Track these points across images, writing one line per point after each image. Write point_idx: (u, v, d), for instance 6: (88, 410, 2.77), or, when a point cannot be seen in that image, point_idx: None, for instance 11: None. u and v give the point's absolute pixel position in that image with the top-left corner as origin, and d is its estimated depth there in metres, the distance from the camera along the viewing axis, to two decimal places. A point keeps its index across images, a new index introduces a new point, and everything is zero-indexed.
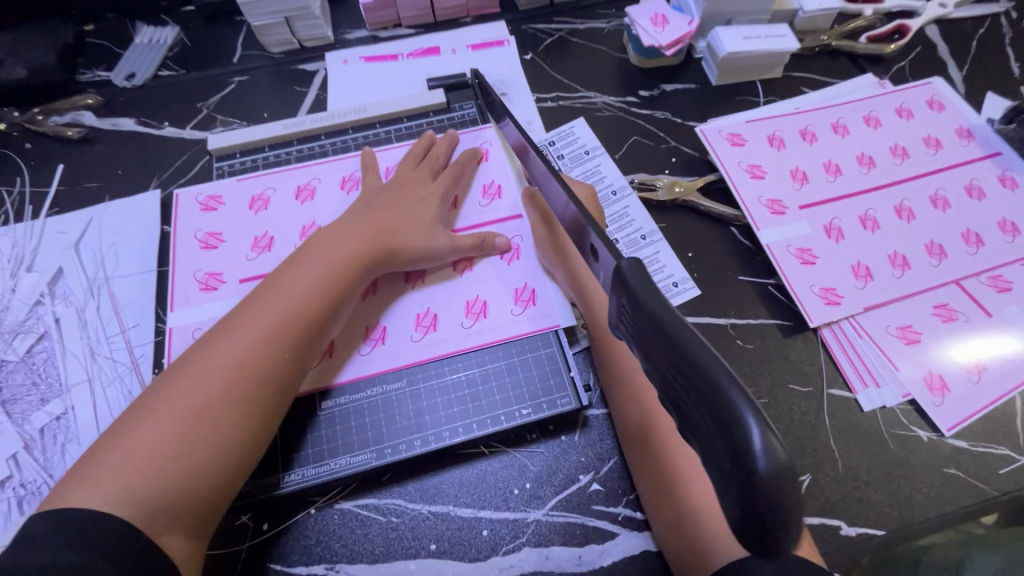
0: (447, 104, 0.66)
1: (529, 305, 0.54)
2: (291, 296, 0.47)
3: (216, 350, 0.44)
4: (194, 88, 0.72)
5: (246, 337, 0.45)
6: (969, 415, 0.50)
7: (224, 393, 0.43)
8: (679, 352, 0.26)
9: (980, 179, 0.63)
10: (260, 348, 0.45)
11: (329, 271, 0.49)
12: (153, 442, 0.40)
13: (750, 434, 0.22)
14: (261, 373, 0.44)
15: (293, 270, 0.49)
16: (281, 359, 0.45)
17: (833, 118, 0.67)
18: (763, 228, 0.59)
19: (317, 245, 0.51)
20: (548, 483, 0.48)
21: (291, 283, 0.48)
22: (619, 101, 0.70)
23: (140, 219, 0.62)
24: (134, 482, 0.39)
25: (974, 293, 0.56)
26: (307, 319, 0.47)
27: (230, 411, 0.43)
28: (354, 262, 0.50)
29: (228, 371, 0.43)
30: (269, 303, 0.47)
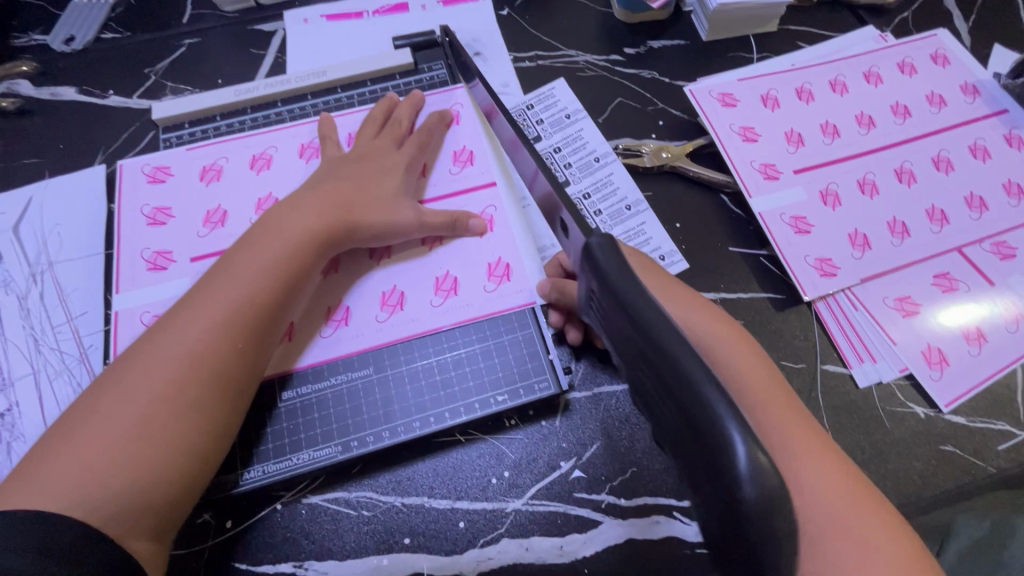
0: (415, 65, 0.61)
1: (503, 280, 0.50)
2: (243, 279, 0.43)
3: (162, 344, 0.40)
4: (141, 52, 0.66)
5: (196, 329, 0.41)
6: (967, 390, 0.48)
7: (178, 390, 0.39)
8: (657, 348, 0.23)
9: (985, 139, 0.59)
10: (213, 338, 0.41)
11: (284, 251, 0.45)
12: (103, 450, 0.37)
13: (735, 450, 0.20)
14: (216, 364, 0.41)
15: (244, 251, 0.45)
16: (238, 349, 0.41)
17: (830, 74, 0.62)
18: (756, 195, 0.55)
19: (270, 223, 0.46)
20: (528, 470, 0.46)
21: (243, 265, 0.44)
22: (603, 59, 0.65)
23: (84, 197, 0.57)
24: (86, 494, 0.36)
25: (976, 260, 0.53)
26: (263, 305, 0.43)
27: (186, 411, 0.39)
28: (312, 239, 0.46)
29: (180, 367, 0.39)
30: (218, 289, 0.42)
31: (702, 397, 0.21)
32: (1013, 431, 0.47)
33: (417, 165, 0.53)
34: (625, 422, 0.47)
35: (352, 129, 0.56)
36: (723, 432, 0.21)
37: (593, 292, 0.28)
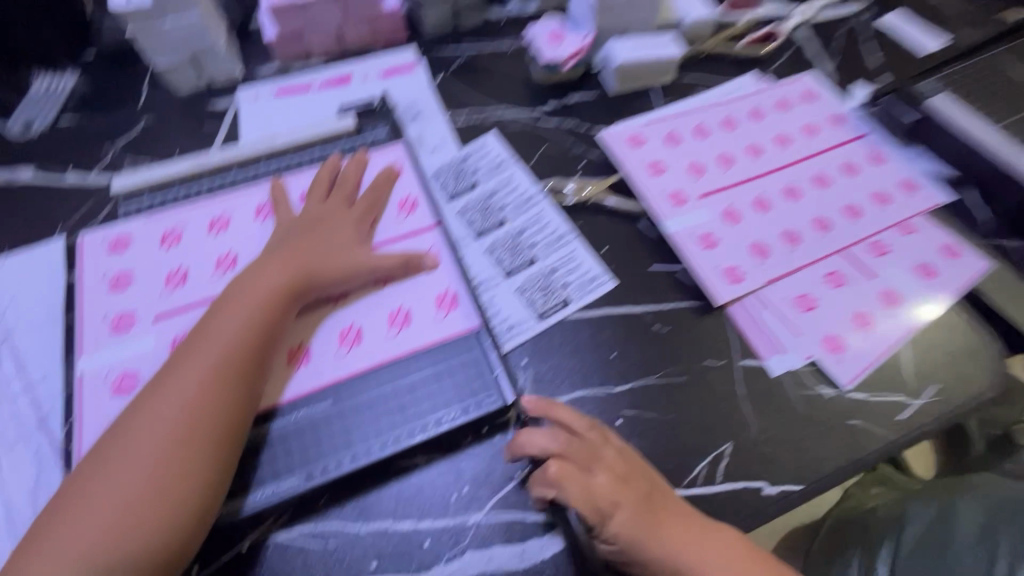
0: (359, 128, 0.68)
1: (448, 311, 0.55)
2: (226, 336, 0.47)
3: (161, 406, 0.44)
4: (99, 133, 0.71)
5: (190, 388, 0.45)
6: (864, 369, 0.55)
7: (178, 446, 0.42)
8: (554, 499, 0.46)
9: (854, 159, 0.70)
10: (204, 394, 0.44)
11: (258, 307, 0.49)
12: (119, 508, 0.40)
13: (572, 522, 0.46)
14: (210, 417, 0.44)
15: (223, 312, 0.49)
16: (227, 402, 0.45)
17: (722, 114, 0.73)
18: (668, 218, 0.63)
19: (241, 285, 0.51)
20: (486, 484, 0.49)
21: (225, 325, 0.48)
22: (529, 113, 0.74)
23: (42, 270, 0.60)
24: (107, 551, 0.39)
25: (859, 258, 0.62)
26: (246, 358, 0.47)
27: (189, 464, 0.42)
28: (279, 294, 0.50)
29: (179, 424, 0.43)
30: (205, 350, 0.46)
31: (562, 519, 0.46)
32: (908, 400, 0.54)
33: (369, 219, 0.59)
34: None
35: (302, 190, 0.62)
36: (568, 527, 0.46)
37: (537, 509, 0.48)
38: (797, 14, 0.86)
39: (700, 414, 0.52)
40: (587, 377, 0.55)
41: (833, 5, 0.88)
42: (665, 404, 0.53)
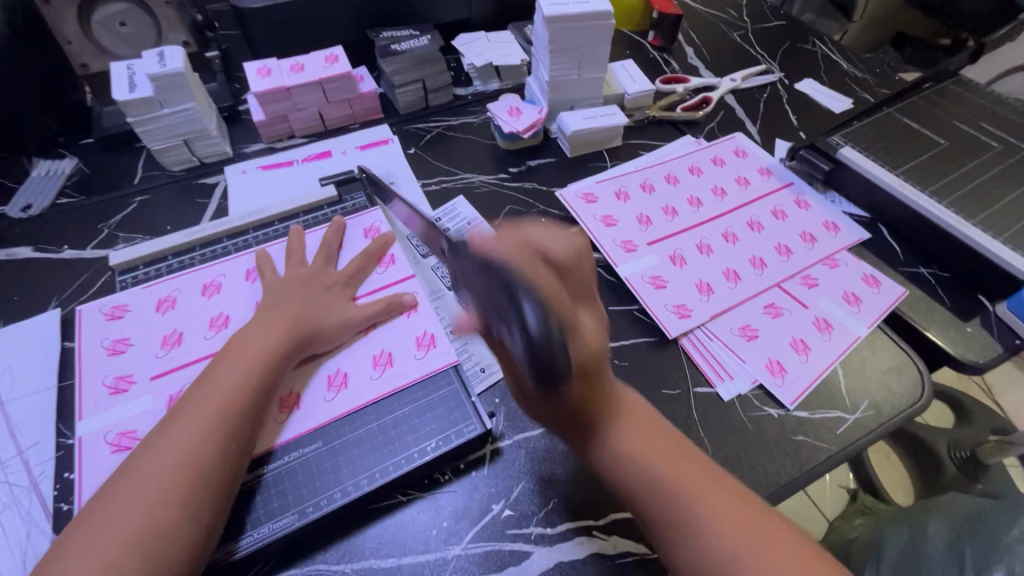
0: (339, 197, 0.75)
1: (429, 349, 0.59)
2: (229, 385, 0.51)
3: (168, 440, 0.47)
4: (94, 211, 0.76)
5: (196, 423, 0.48)
6: (805, 389, 0.61)
7: (180, 477, 0.45)
8: (492, 288, 0.39)
9: (782, 205, 0.79)
10: (204, 439, 0.47)
11: (262, 351, 0.53)
12: (112, 545, 0.42)
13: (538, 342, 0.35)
14: (207, 461, 0.46)
15: (228, 357, 0.53)
16: (226, 448, 0.47)
17: (664, 171, 0.82)
18: (621, 264, 0.70)
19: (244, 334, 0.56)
20: (464, 518, 0.52)
21: (231, 367, 0.52)
22: (493, 178, 0.83)
23: (37, 341, 0.63)
24: None
25: (792, 291, 0.69)
26: (247, 396, 0.51)
27: (188, 493, 0.44)
28: (279, 346, 0.54)
29: (183, 455, 0.46)
30: (211, 389, 0.50)
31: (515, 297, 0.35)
32: (845, 415, 0.59)
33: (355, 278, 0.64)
34: (541, 462, 0.55)
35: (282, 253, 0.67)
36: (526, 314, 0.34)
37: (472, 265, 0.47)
38: (724, 84, 0.99)
39: None
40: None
41: (754, 76, 1.02)
42: None
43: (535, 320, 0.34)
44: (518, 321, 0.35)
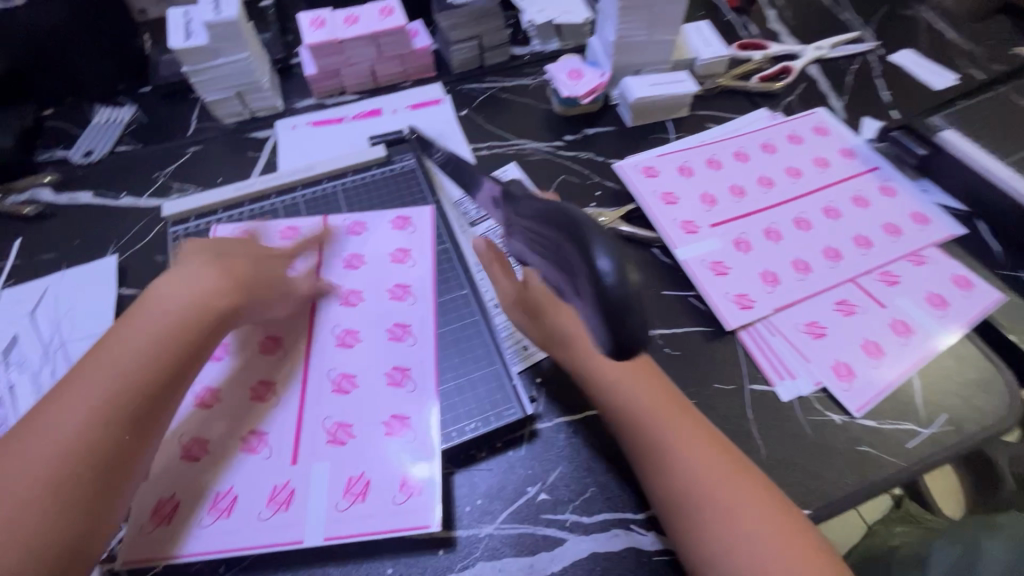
0: (388, 158, 0.73)
1: (405, 298, 0.61)
2: (143, 342, 0.48)
3: (51, 424, 0.43)
4: (150, 160, 0.77)
5: (87, 409, 0.44)
6: (874, 396, 0.56)
7: (80, 463, 0.43)
8: (562, 236, 0.36)
9: (865, 191, 0.72)
10: (108, 398, 0.45)
11: (166, 328, 0.49)
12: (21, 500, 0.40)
13: (600, 264, 0.32)
14: (109, 428, 0.44)
15: (125, 332, 0.49)
16: (130, 409, 0.45)
17: (734, 147, 0.75)
18: (680, 246, 0.65)
19: (154, 301, 0.51)
20: (499, 498, 0.51)
21: (131, 341, 0.48)
22: (547, 145, 0.78)
23: (95, 285, 0.65)
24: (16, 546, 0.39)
25: (869, 288, 0.63)
26: (145, 380, 0.47)
27: (82, 475, 0.42)
28: (212, 305, 0.51)
29: (81, 440, 0.43)
30: (104, 366, 0.46)
31: (588, 246, 0.33)
32: (918, 429, 0.54)
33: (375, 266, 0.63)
34: (581, 448, 0.53)
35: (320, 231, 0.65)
36: (598, 267, 0.32)
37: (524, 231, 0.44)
38: (809, 52, 0.89)
39: None
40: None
41: (843, 45, 0.91)
42: None
43: (608, 268, 0.31)
44: (591, 275, 0.32)
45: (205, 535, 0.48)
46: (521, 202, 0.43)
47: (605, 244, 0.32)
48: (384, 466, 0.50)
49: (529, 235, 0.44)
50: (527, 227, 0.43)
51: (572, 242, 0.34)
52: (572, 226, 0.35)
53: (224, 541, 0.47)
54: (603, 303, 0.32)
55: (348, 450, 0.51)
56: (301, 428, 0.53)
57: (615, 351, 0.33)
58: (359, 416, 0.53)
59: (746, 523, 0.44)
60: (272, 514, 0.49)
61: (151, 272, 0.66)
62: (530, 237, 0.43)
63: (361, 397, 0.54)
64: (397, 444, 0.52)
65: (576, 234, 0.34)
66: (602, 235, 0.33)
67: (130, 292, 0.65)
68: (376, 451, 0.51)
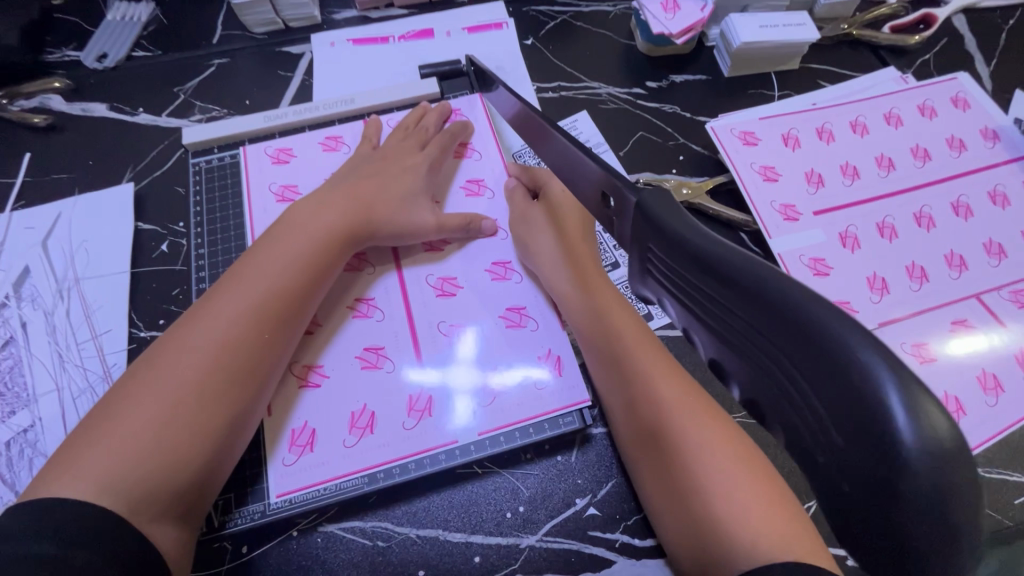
0: (441, 94, 0.62)
1: (478, 205, 0.56)
2: (268, 277, 0.46)
3: (182, 345, 0.42)
4: (170, 71, 0.67)
5: (222, 328, 0.43)
6: (984, 440, 0.48)
7: (200, 391, 0.41)
8: (774, 334, 0.20)
9: (1004, 186, 0.60)
10: (242, 330, 0.43)
11: (307, 246, 0.48)
12: (142, 432, 0.38)
13: (895, 412, 0.17)
14: (237, 359, 0.43)
15: (268, 248, 0.48)
16: (263, 341, 0.44)
17: (851, 115, 0.63)
18: (775, 236, 0.55)
19: (293, 225, 0.49)
20: (543, 506, 0.46)
21: (273, 259, 0.47)
22: (625, 93, 0.66)
23: (111, 217, 0.58)
24: (122, 475, 0.37)
25: (995, 309, 0.53)
26: (285, 301, 0.46)
27: (214, 399, 0.41)
28: (331, 240, 0.49)
29: (216, 354, 0.42)
30: (249, 283, 0.45)
31: (865, 382, 0.17)
32: None
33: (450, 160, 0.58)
34: None
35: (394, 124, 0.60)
36: (889, 431, 0.17)
37: (657, 267, 0.27)
38: None
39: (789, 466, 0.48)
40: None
41: None
42: None
43: (914, 440, 0.17)
44: (863, 432, 0.18)
45: (288, 473, 0.45)
46: (659, 223, 0.26)
47: (897, 382, 0.17)
48: (448, 412, 0.47)
49: (664, 279, 0.26)
50: (666, 267, 0.26)
51: (803, 359, 0.19)
52: (793, 326, 0.19)
53: (303, 479, 0.45)
54: (883, 490, 0.18)
55: (459, 349, 0.49)
56: (414, 325, 0.50)
57: (864, 550, 0.20)
58: (399, 347, 0.49)
59: (731, 485, 0.38)
60: (296, 458, 0.46)
61: (171, 207, 0.59)
62: (671, 283, 0.26)
63: (467, 300, 0.51)
64: (514, 353, 0.49)
65: (822, 353, 0.18)
66: (883, 361, 0.17)
67: (148, 228, 0.58)
68: (490, 342, 0.49)
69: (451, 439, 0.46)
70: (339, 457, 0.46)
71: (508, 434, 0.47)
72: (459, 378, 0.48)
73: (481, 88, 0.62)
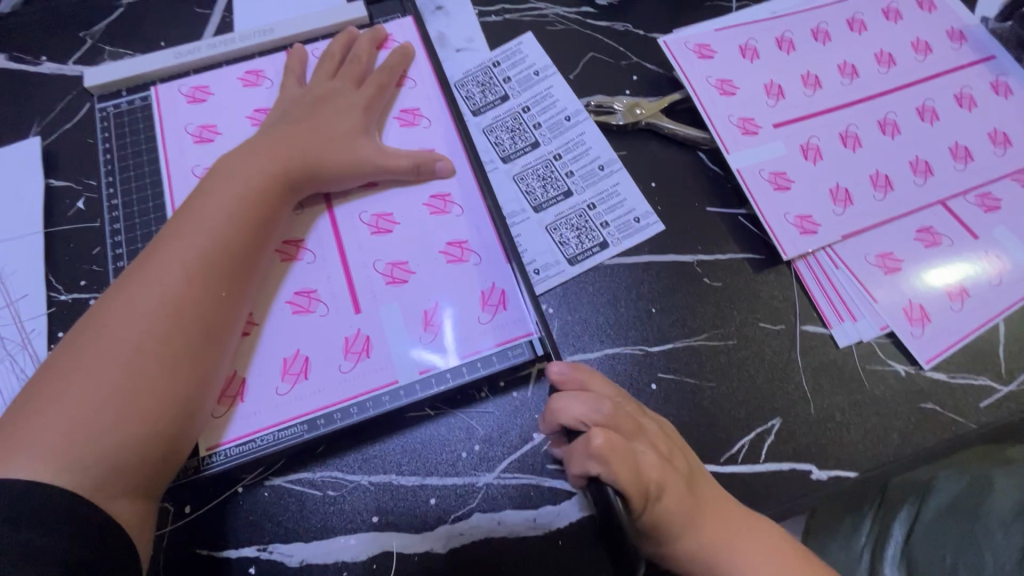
0: (371, 20, 0.57)
1: (417, 126, 0.52)
2: (211, 229, 0.42)
3: (123, 311, 0.39)
4: (74, 14, 0.61)
5: (167, 288, 0.39)
6: (948, 346, 0.47)
7: (150, 358, 0.38)
8: None
9: (971, 88, 0.57)
10: (191, 289, 0.40)
11: (247, 195, 0.44)
12: (91, 406, 0.36)
13: None
14: (191, 318, 0.39)
15: (204, 198, 0.43)
16: (218, 297, 0.41)
17: (812, 22, 0.59)
18: (734, 151, 0.53)
19: (225, 171, 0.45)
20: (500, 443, 0.44)
21: (210, 211, 0.43)
22: (573, 12, 0.61)
23: (19, 174, 0.53)
24: (76, 452, 0.35)
25: (959, 214, 0.51)
26: (228, 256, 0.42)
27: (171, 365, 0.38)
28: (270, 184, 0.45)
29: (159, 317, 0.39)
30: (187, 240, 0.41)
31: None
32: (993, 386, 0.47)
33: (389, 90, 0.53)
34: None
35: (320, 54, 0.55)
36: None
37: None
38: None
39: (746, 385, 0.47)
40: (628, 373, 0.47)
41: None
42: (707, 369, 0.47)
43: None
44: None
45: (218, 424, 0.42)
46: None
47: None
48: (404, 353, 0.44)
49: None
50: None
51: None
52: None
53: (237, 430, 0.42)
54: None
55: (404, 289, 0.46)
56: (349, 263, 0.47)
57: None
58: (335, 288, 0.46)
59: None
60: (228, 407, 0.43)
61: (84, 160, 0.54)
62: None
63: (404, 236, 0.48)
64: (462, 286, 0.46)
65: None
66: None
67: (61, 185, 0.53)
68: (437, 280, 0.47)
69: (409, 378, 0.44)
70: (276, 403, 0.43)
71: (471, 371, 0.44)
72: (409, 318, 0.45)
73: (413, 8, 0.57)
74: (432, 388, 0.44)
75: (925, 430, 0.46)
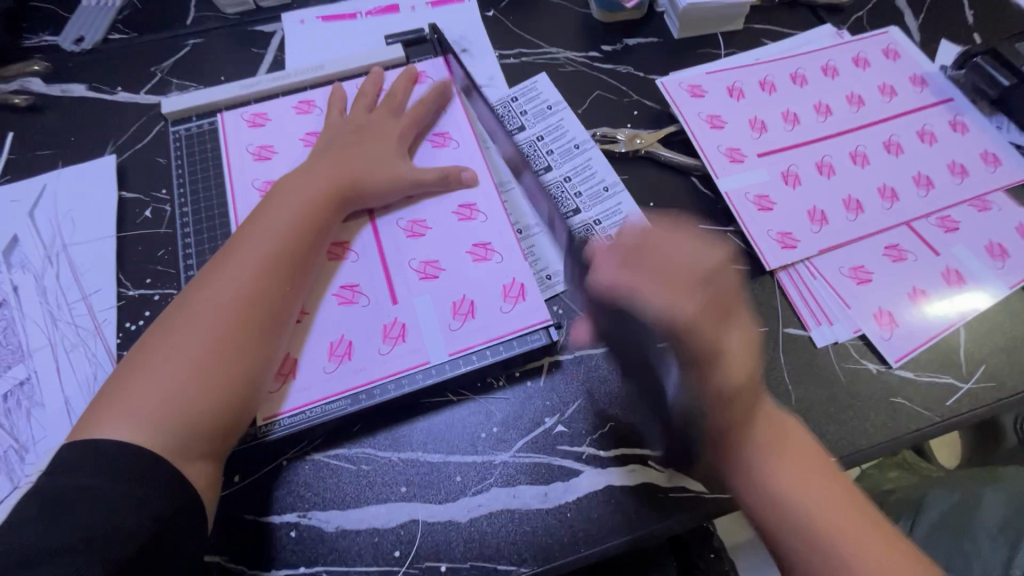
0: (406, 60, 0.66)
1: (447, 146, 0.60)
2: (277, 233, 0.49)
3: (204, 300, 0.45)
4: (147, 51, 0.70)
5: (241, 282, 0.46)
6: (914, 347, 0.53)
7: (227, 339, 0.44)
8: None
9: (932, 125, 0.64)
10: (260, 282, 0.47)
11: (305, 205, 0.51)
12: (177, 378, 0.42)
13: None
14: (259, 306, 0.46)
15: (270, 208, 0.51)
16: (281, 289, 0.47)
17: (791, 68, 0.67)
18: (722, 176, 0.60)
19: (286, 185, 0.53)
20: (515, 427, 0.50)
21: (276, 219, 0.50)
22: (582, 56, 0.70)
23: (96, 186, 0.61)
24: (164, 417, 0.41)
25: (923, 233, 0.58)
26: (290, 255, 0.49)
27: (243, 345, 0.44)
28: (324, 196, 0.52)
29: (234, 305, 0.45)
30: (257, 242, 0.48)
31: None
32: (956, 384, 0.53)
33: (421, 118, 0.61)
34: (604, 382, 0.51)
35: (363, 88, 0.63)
36: None
37: None
38: None
39: None
40: None
41: None
42: None
43: None
44: None
45: (270, 399, 0.48)
46: None
47: None
48: (435, 342, 0.50)
49: None
50: None
51: None
52: None
53: (284, 408, 0.48)
54: None
55: (433, 287, 0.53)
56: (386, 264, 0.54)
57: None
58: (373, 286, 0.53)
59: (841, 555, 0.39)
60: (277, 386, 0.49)
61: (152, 175, 0.62)
62: None
63: (433, 243, 0.55)
64: (485, 286, 0.53)
65: None
66: None
67: (131, 196, 0.61)
68: (463, 280, 0.53)
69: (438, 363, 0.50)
70: (320, 383, 0.49)
71: (493, 359, 0.50)
72: (438, 312, 0.51)
73: (443, 50, 0.65)
74: (459, 368, 0.50)
75: (894, 421, 0.51)
